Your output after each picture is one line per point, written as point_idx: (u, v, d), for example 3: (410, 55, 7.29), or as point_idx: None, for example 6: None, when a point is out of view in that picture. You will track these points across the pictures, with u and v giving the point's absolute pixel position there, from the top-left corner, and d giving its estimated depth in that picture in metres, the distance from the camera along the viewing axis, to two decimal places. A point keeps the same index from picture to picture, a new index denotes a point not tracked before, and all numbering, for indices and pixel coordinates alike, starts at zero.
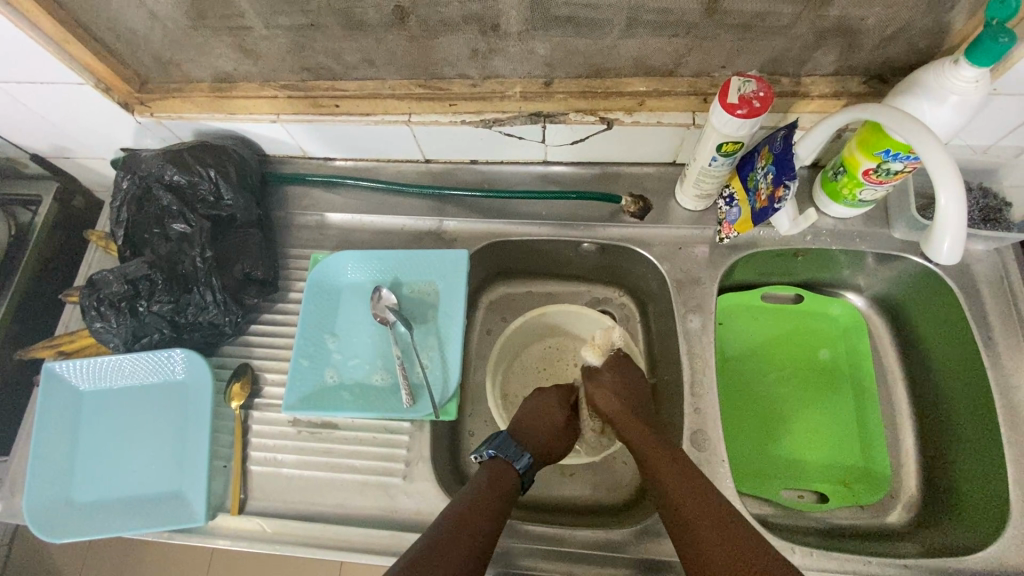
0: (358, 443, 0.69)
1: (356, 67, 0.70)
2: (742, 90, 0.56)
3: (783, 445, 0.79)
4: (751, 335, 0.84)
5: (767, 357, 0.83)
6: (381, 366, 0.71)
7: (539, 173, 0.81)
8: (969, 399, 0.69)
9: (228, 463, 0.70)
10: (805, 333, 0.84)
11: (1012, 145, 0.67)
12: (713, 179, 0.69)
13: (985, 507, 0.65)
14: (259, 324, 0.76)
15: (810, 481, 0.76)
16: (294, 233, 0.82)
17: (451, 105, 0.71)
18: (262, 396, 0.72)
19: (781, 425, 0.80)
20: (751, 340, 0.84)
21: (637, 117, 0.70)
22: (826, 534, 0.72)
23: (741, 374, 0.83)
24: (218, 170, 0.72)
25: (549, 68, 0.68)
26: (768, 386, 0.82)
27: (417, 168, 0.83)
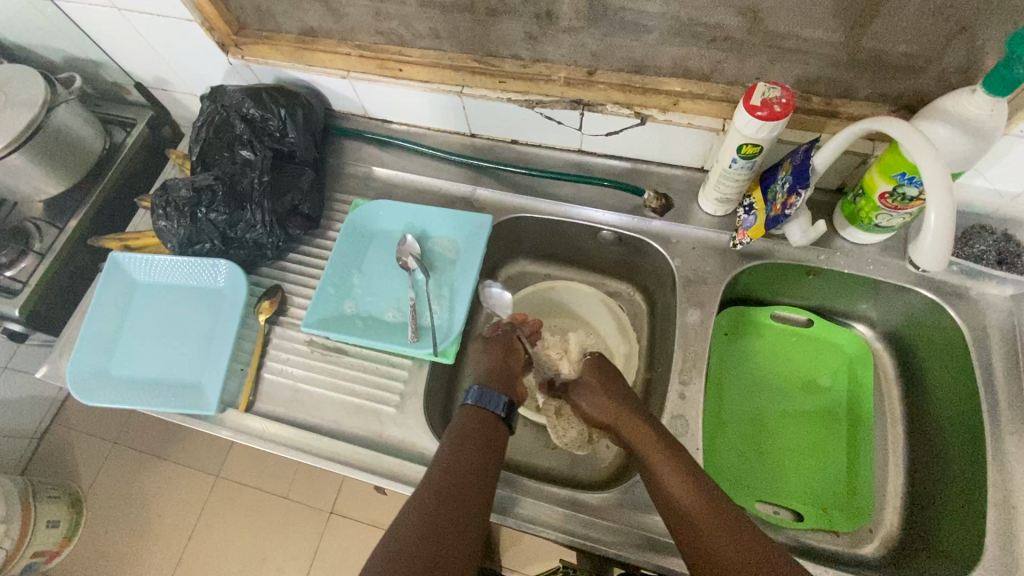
0: (363, 370, 0.75)
1: (423, 36, 0.78)
2: (766, 94, 0.60)
3: (768, 460, 0.78)
4: (754, 350, 0.85)
5: (766, 376, 0.84)
6: (396, 306, 0.77)
7: (572, 160, 0.86)
8: (962, 439, 0.69)
9: (245, 367, 0.77)
10: (811, 359, 0.84)
11: None
12: (732, 183, 0.72)
13: (963, 546, 0.64)
14: (297, 253, 0.84)
15: (789, 499, 0.76)
16: (343, 180, 0.91)
17: (500, 82, 0.77)
18: (286, 315, 0.80)
19: (768, 443, 0.79)
20: (752, 357, 0.85)
21: (671, 116, 0.74)
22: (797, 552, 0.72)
23: (737, 387, 0.83)
24: (288, 110, 0.81)
25: (594, 58, 0.74)
26: (761, 403, 0.82)
27: (462, 140, 0.90)
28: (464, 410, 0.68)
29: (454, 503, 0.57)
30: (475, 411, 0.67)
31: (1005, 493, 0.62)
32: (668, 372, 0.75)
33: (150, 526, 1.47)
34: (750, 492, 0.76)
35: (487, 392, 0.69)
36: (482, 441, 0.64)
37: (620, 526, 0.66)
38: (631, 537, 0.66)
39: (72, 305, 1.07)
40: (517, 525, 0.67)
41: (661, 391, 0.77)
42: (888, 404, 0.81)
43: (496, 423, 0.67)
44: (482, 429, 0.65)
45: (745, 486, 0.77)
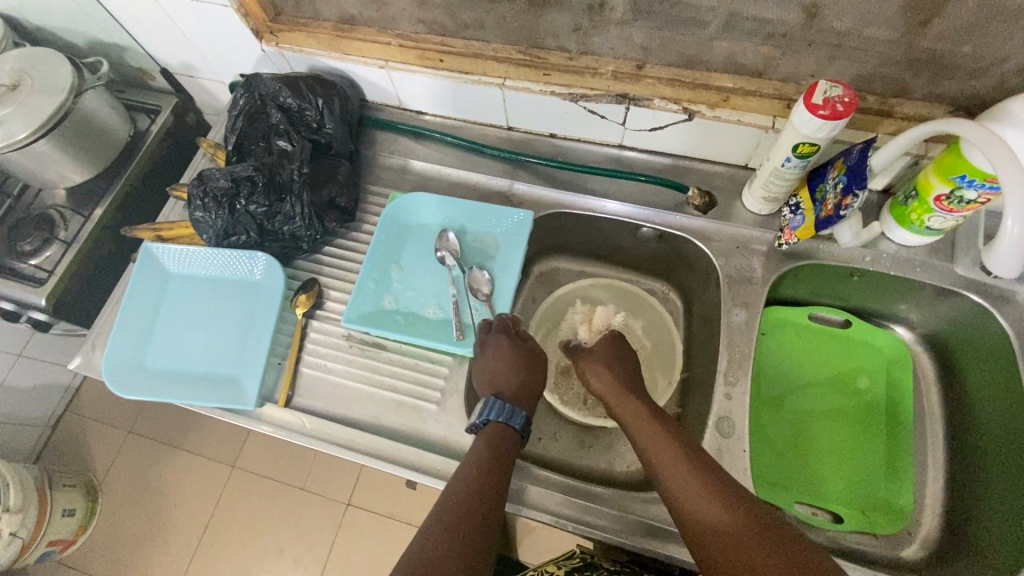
0: (402, 366, 0.74)
1: (467, 26, 0.76)
2: (828, 93, 0.59)
3: (807, 462, 0.78)
4: (792, 351, 0.85)
5: (805, 378, 0.83)
6: (436, 301, 0.76)
7: (612, 156, 0.85)
8: (1007, 444, 0.69)
9: (282, 362, 0.76)
10: (850, 361, 0.84)
11: None
12: (782, 181, 0.71)
13: (1008, 550, 0.64)
14: (332, 246, 0.83)
15: (830, 501, 0.75)
16: (377, 173, 0.89)
17: (545, 75, 0.76)
18: (323, 309, 0.79)
19: (809, 445, 0.79)
20: (790, 359, 0.84)
21: (720, 113, 0.72)
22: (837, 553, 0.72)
23: (776, 388, 0.83)
24: (326, 100, 0.79)
25: (644, 52, 0.72)
26: (800, 405, 0.82)
27: (500, 133, 0.89)
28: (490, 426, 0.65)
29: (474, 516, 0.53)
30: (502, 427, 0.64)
31: None
32: (711, 373, 0.74)
33: (166, 516, 1.47)
34: (788, 492, 0.76)
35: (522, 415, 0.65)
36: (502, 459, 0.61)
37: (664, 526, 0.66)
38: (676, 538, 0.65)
39: (95, 294, 1.06)
40: (561, 524, 0.67)
41: (701, 391, 0.77)
42: (927, 407, 0.81)
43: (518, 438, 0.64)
44: (508, 443, 0.63)
45: (783, 486, 0.76)
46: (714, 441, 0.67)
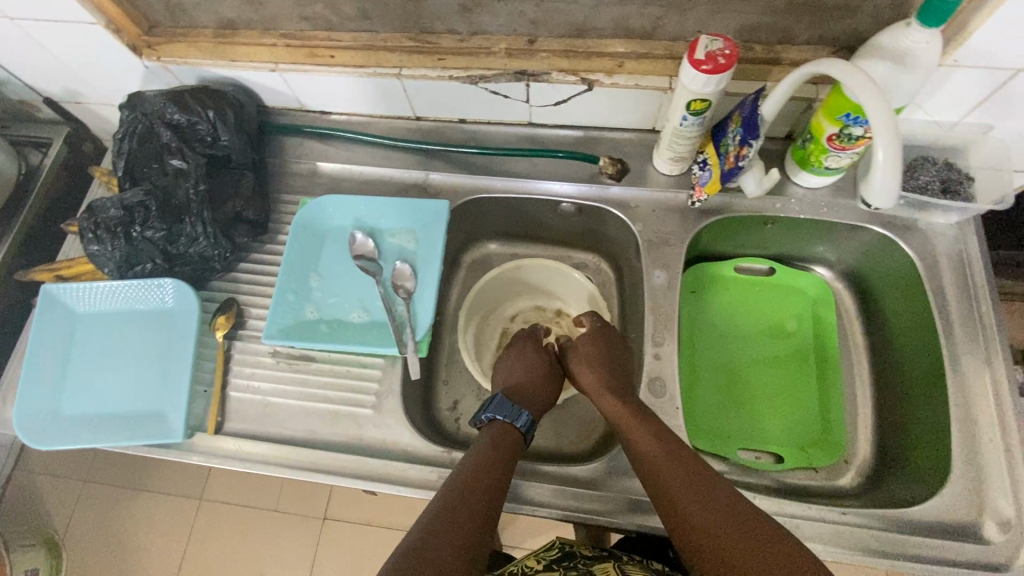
0: (333, 375, 0.73)
1: (352, 18, 0.74)
2: (709, 47, 0.60)
3: (744, 409, 0.80)
4: (723, 305, 0.86)
5: (735, 328, 0.85)
6: (358, 305, 0.74)
7: (523, 134, 0.84)
8: (922, 364, 0.72)
9: (208, 389, 0.74)
10: (778, 306, 0.86)
11: (977, 122, 0.70)
12: (685, 140, 0.72)
13: (929, 463, 0.68)
14: (248, 263, 0.80)
15: (770, 443, 0.78)
16: (288, 180, 0.86)
17: (439, 59, 0.74)
18: (245, 328, 0.76)
19: (745, 392, 0.81)
20: (719, 311, 0.86)
21: (617, 79, 0.72)
22: (779, 491, 0.75)
23: (707, 341, 0.85)
24: (217, 111, 0.76)
25: (533, 25, 0.71)
26: (732, 354, 0.84)
27: (408, 124, 0.87)
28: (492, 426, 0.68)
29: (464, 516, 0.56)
30: (505, 428, 0.68)
31: (965, 411, 0.65)
32: (642, 337, 0.75)
33: (138, 559, 1.43)
34: (727, 442, 0.78)
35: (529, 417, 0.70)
36: (497, 462, 0.62)
37: (611, 493, 0.67)
38: (625, 502, 0.66)
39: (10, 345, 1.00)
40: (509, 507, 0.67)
41: (636, 356, 0.78)
42: (852, 341, 0.84)
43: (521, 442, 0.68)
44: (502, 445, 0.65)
45: (723, 436, 0.79)
46: (649, 402, 0.69)
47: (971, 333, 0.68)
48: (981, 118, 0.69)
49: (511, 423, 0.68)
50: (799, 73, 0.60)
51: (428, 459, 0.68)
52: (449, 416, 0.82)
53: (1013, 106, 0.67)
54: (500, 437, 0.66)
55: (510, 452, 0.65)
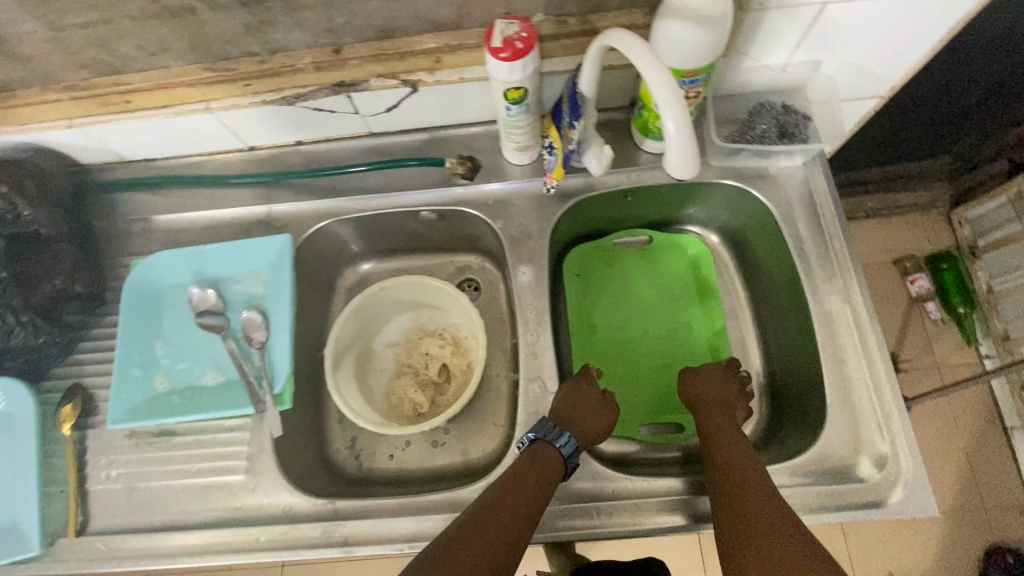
0: (199, 446, 0.68)
1: (135, 57, 0.66)
2: (505, 32, 0.56)
3: (637, 385, 0.79)
4: (609, 284, 0.84)
5: (618, 304, 0.83)
6: (212, 365, 0.69)
7: (367, 146, 0.79)
8: (793, 311, 0.72)
9: (63, 488, 0.67)
10: (659, 274, 0.84)
11: (804, 62, 0.69)
12: (520, 129, 0.68)
13: (811, 408, 0.69)
14: (89, 341, 0.73)
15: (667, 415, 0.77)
16: (121, 242, 0.78)
17: (245, 86, 0.68)
18: (97, 413, 0.70)
19: (636, 368, 0.80)
20: (599, 290, 0.84)
21: (439, 76, 0.68)
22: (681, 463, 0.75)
23: (592, 323, 0.82)
24: (12, 185, 0.68)
25: (335, 34, 0.65)
26: (618, 332, 0.82)
27: (242, 157, 0.80)
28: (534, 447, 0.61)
29: (488, 524, 0.53)
30: (545, 449, 0.61)
31: (833, 352, 0.66)
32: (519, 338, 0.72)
33: None
34: (625, 421, 0.77)
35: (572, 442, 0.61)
36: (545, 485, 0.58)
37: None
38: (587, 509, 0.64)
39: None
40: (398, 549, 0.61)
41: None
42: (735, 294, 0.83)
43: (560, 468, 0.60)
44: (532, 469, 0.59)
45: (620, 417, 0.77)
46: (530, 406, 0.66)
47: (831, 274, 0.68)
48: (807, 57, 0.68)
49: (551, 443, 0.61)
50: (595, 46, 0.56)
51: (311, 515, 0.64)
52: (347, 454, 0.77)
53: (830, 40, 0.65)
54: (534, 461, 0.60)
55: (551, 475, 0.60)
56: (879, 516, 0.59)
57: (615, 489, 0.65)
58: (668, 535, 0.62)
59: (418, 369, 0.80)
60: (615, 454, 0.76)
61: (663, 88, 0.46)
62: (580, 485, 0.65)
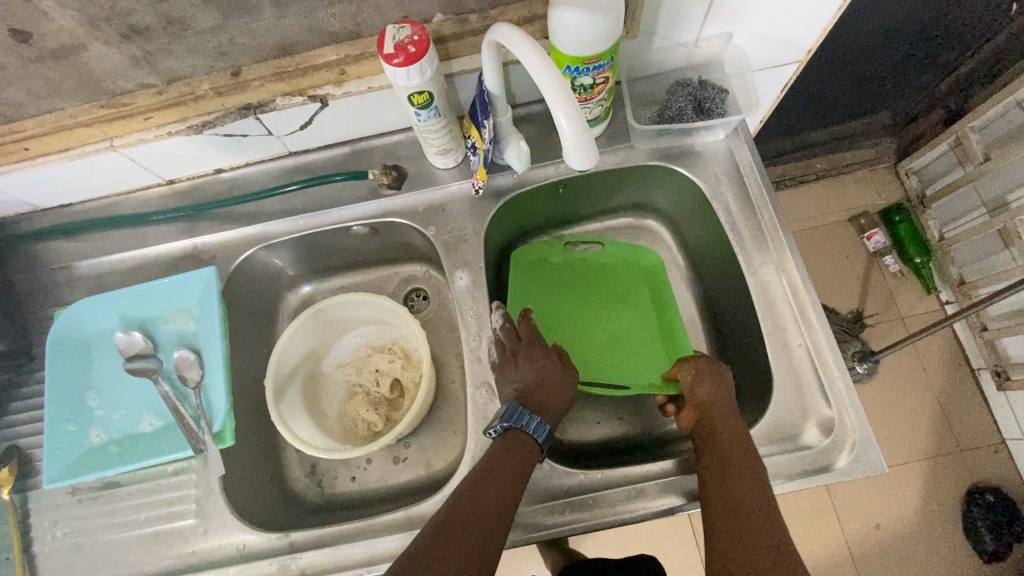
0: (144, 494, 0.65)
1: (24, 103, 0.63)
2: (397, 37, 0.54)
3: (582, 353, 0.75)
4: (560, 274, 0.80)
5: (562, 278, 0.80)
6: (148, 411, 0.66)
7: (289, 166, 0.77)
8: (733, 284, 0.72)
9: (7, 555, 0.64)
10: (609, 268, 0.81)
11: (714, 34, 0.68)
12: (435, 133, 0.67)
13: (758, 379, 0.69)
14: (19, 400, 0.71)
15: (612, 381, 0.73)
16: (44, 293, 0.76)
17: (146, 119, 0.65)
18: (36, 473, 0.68)
19: (582, 340, 0.76)
20: (545, 265, 0.80)
21: (348, 87, 0.66)
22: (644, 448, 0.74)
23: (536, 289, 0.78)
24: None
25: (230, 56, 0.63)
26: (563, 302, 0.78)
27: (162, 191, 0.78)
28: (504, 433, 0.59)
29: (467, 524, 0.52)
30: (518, 436, 0.59)
31: (774, 323, 0.65)
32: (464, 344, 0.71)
33: None
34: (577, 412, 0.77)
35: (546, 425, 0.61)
36: (519, 473, 0.57)
37: None
38: (555, 506, 0.62)
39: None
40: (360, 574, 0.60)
41: None
42: (681, 274, 0.83)
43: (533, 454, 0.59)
44: (508, 456, 0.58)
45: (574, 408, 0.77)
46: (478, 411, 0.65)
47: (764, 244, 0.68)
48: (715, 30, 0.67)
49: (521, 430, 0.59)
50: (486, 47, 0.55)
51: (265, 550, 0.62)
52: (308, 482, 0.75)
53: (736, 11, 0.64)
54: (513, 449, 0.58)
55: (525, 460, 0.58)
56: (831, 480, 0.59)
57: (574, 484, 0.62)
58: (654, 518, 0.61)
59: (370, 387, 0.78)
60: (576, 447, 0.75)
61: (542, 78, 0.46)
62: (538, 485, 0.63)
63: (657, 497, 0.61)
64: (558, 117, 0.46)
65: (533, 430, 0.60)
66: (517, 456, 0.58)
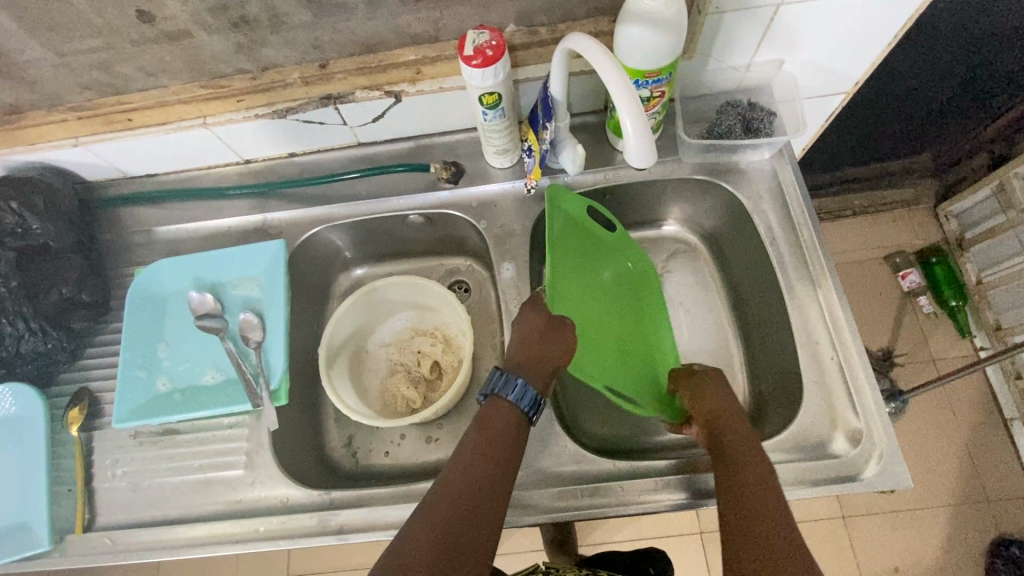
0: (199, 443, 0.70)
1: (135, 78, 0.70)
2: (476, 41, 0.60)
3: (596, 355, 0.69)
4: (580, 249, 0.73)
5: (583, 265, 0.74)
6: (211, 367, 0.72)
7: (356, 156, 0.83)
8: (768, 297, 0.75)
9: (71, 487, 0.70)
10: (609, 259, 0.77)
11: (766, 60, 0.72)
12: (497, 133, 0.72)
13: (789, 390, 0.71)
14: (95, 347, 0.77)
15: (628, 394, 0.67)
16: (125, 253, 0.82)
17: (238, 101, 0.72)
18: (102, 415, 0.73)
19: (593, 341, 0.70)
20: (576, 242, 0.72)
21: (421, 86, 0.72)
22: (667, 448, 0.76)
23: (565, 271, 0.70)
24: (22, 200, 0.72)
25: (321, 50, 0.70)
26: (580, 295, 0.73)
27: (239, 170, 0.84)
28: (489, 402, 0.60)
29: (467, 504, 0.52)
30: (499, 404, 0.59)
31: (807, 336, 0.68)
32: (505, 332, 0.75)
33: None
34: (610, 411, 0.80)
35: (528, 389, 0.59)
36: (506, 442, 0.57)
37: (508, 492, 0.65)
38: (579, 490, 0.64)
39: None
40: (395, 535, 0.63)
41: None
42: (715, 287, 0.86)
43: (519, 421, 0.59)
44: (501, 433, 0.57)
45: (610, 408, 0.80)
46: None
47: (802, 261, 0.71)
48: (768, 56, 0.71)
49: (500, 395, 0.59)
50: (558, 56, 0.60)
51: (308, 505, 0.66)
52: (344, 452, 0.79)
53: (790, 39, 0.69)
54: (492, 417, 0.58)
55: (515, 432, 0.58)
56: (857, 490, 0.60)
57: (603, 471, 0.66)
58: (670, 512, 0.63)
59: (412, 366, 0.83)
60: (607, 443, 0.77)
61: (620, 84, 0.49)
62: (568, 470, 0.66)
63: (684, 492, 0.63)
64: (624, 120, 0.49)
65: (511, 395, 0.59)
66: (509, 429, 0.58)
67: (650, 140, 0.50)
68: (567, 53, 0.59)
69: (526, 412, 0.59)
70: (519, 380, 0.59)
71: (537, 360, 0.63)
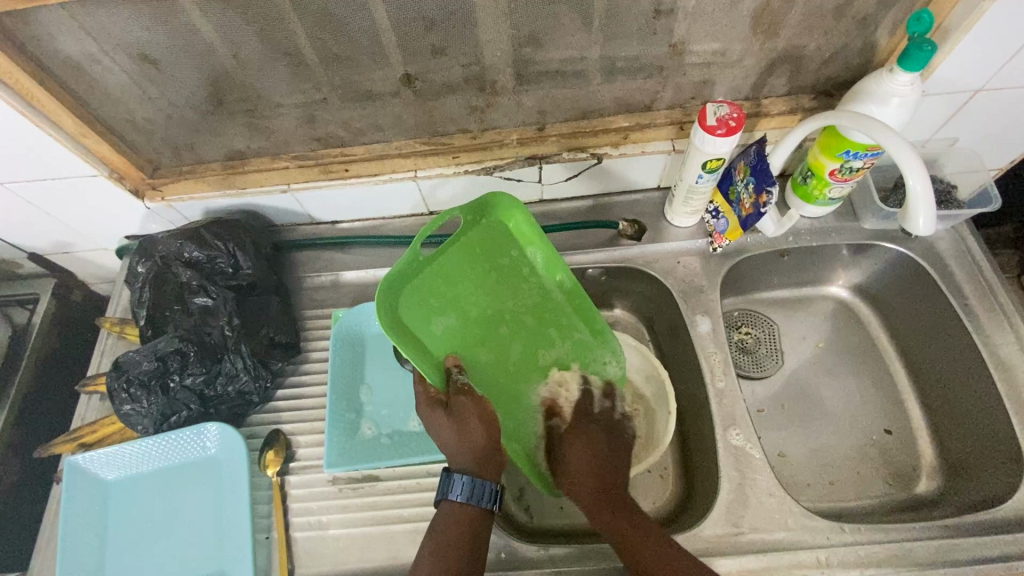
0: (403, 491, 0.69)
1: (364, 132, 0.75)
2: (718, 113, 0.64)
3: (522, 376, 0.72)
4: (438, 301, 0.68)
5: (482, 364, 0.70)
6: (412, 410, 0.74)
7: (537, 211, 0.87)
8: (958, 359, 0.77)
9: (270, 534, 0.68)
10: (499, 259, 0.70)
11: (946, 137, 0.78)
12: (700, 195, 0.76)
13: (998, 452, 0.71)
14: (284, 388, 0.77)
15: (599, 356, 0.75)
16: (309, 296, 0.84)
17: (454, 157, 0.76)
18: (298, 459, 0.72)
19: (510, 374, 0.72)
20: (469, 331, 0.70)
21: (624, 149, 0.77)
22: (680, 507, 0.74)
23: (479, 373, 0.69)
24: (235, 242, 0.75)
25: (541, 114, 0.75)
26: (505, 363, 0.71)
27: (422, 221, 0.87)
28: (449, 504, 0.60)
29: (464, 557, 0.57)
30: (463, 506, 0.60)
31: (1014, 400, 0.71)
32: (698, 385, 0.77)
33: None
34: (792, 475, 0.80)
35: (477, 485, 0.60)
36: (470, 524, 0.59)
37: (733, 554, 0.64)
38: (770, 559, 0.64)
39: (36, 521, 0.90)
40: None
41: (692, 407, 0.78)
42: (881, 349, 0.87)
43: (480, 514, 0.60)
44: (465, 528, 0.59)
45: (789, 472, 0.80)
46: (729, 447, 0.70)
47: (996, 324, 0.75)
48: (949, 133, 0.77)
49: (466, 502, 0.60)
50: (806, 127, 0.67)
51: (527, 559, 0.66)
52: (518, 507, 0.75)
53: (975, 119, 0.74)
54: (452, 518, 0.60)
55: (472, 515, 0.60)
56: None
57: (826, 532, 0.65)
58: None
59: None
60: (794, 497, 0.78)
61: (926, 169, 0.57)
62: (795, 529, 0.65)
63: (926, 559, 0.63)
64: (912, 181, 0.57)
65: (458, 493, 0.60)
66: (464, 539, 0.58)
67: (935, 218, 0.59)
68: (828, 124, 0.65)
69: (479, 506, 0.60)
70: (461, 479, 0.60)
71: (479, 453, 0.63)
